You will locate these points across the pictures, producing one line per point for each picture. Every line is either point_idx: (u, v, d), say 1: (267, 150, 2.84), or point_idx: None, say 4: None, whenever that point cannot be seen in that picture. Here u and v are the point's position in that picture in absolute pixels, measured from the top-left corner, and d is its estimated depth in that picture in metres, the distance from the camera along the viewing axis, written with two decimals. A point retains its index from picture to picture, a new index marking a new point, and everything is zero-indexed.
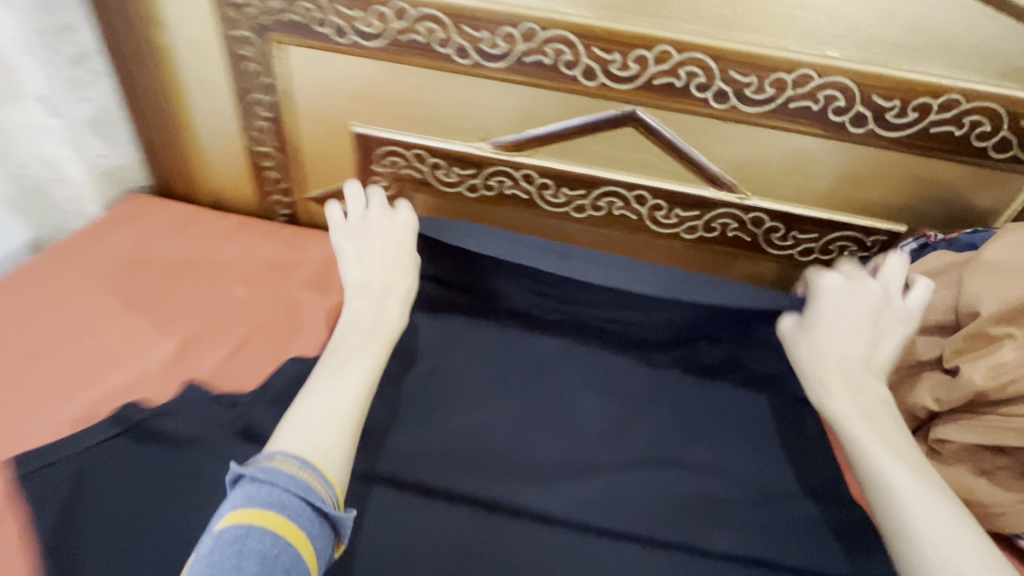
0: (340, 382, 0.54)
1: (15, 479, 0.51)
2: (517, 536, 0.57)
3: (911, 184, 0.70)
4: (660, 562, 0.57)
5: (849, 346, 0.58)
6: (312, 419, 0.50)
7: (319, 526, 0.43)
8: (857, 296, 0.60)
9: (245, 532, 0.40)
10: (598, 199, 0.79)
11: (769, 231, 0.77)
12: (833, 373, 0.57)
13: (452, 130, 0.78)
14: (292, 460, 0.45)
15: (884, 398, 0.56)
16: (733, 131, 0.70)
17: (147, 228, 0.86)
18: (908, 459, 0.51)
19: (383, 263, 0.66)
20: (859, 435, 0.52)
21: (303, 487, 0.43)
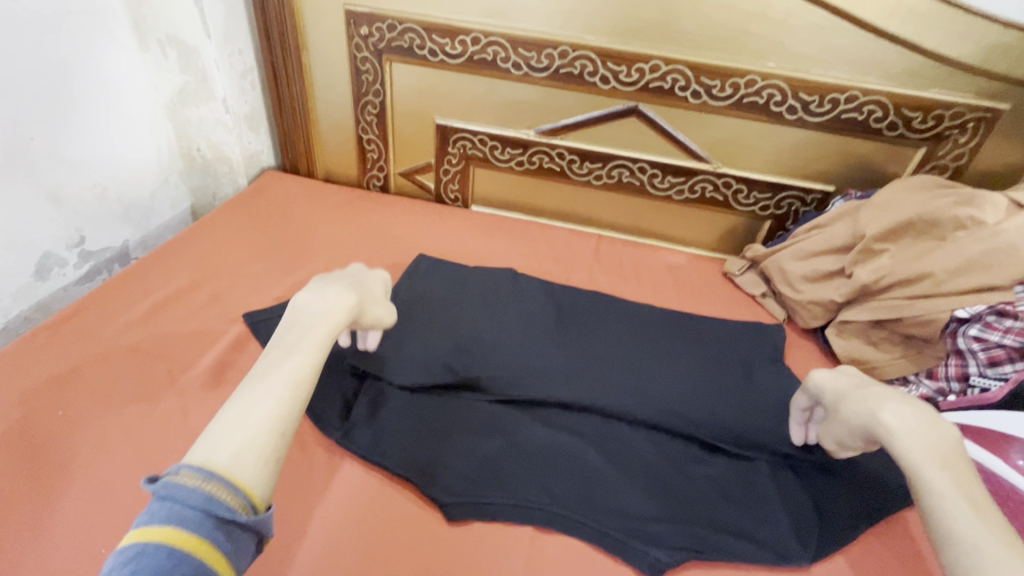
0: (289, 366, 0.55)
1: (251, 321, 0.82)
2: (523, 490, 0.66)
3: (834, 155, 0.99)
4: (648, 514, 0.65)
5: (897, 403, 0.58)
6: (264, 408, 0.50)
7: (224, 534, 0.42)
8: (869, 365, 0.66)
9: (141, 549, 0.40)
10: (611, 170, 1.09)
11: (736, 191, 1.06)
12: (892, 422, 0.56)
13: (506, 121, 1.10)
14: (193, 474, 0.44)
15: (962, 443, 0.54)
16: (706, 119, 0.99)
17: (288, 195, 1.20)
18: (978, 497, 0.49)
19: (347, 285, 0.69)
20: (929, 475, 0.51)
21: (203, 498, 0.43)
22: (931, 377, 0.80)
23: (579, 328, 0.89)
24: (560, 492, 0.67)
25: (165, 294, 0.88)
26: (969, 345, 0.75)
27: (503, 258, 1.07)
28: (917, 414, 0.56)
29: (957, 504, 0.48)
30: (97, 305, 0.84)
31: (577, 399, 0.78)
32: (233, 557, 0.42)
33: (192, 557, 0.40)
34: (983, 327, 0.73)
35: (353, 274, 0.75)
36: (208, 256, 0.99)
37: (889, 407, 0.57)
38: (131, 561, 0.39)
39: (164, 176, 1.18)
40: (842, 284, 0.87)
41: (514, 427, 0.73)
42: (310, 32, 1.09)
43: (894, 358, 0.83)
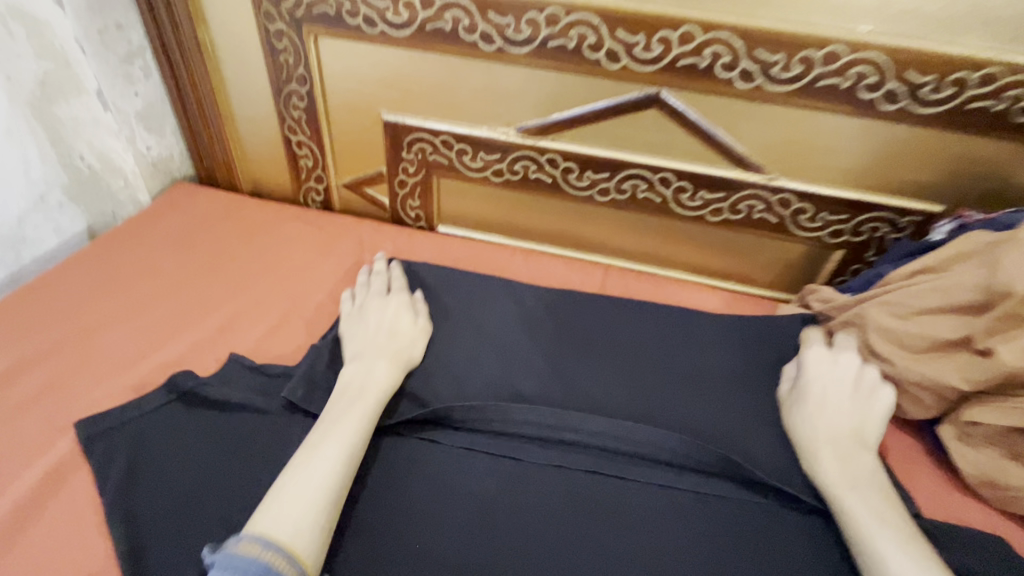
0: (342, 434, 0.54)
1: (80, 441, 0.56)
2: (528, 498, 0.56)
3: (947, 162, 0.68)
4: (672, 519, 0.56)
5: (832, 418, 0.61)
6: (324, 479, 0.50)
7: None
8: (846, 368, 0.64)
9: None
10: (622, 182, 0.80)
11: (797, 212, 0.76)
12: (826, 449, 0.58)
13: (477, 117, 0.80)
14: (256, 542, 0.44)
15: (874, 469, 0.57)
16: (760, 111, 0.69)
17: (196, 213, 0.92)
18: (899, 525, 0.51)
19: (382, 334, 0.66)
20: (845, 498, 0.54)
21: (261, 568, 0.43)
22: None
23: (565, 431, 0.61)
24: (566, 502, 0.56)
25: None
26: None
27: None
28: (837, 441, 0.59)
29: (883, 537, 0.50)
30: None
31: (588, 395, 0.66)
32: None
33: None
34: None
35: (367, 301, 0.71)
36: (62, 316, 0.72)
37: (817, 429, 0.60)
38: None
39: (39, 196, 0.86)
40: (970, 365, 0.58)
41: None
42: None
43: None
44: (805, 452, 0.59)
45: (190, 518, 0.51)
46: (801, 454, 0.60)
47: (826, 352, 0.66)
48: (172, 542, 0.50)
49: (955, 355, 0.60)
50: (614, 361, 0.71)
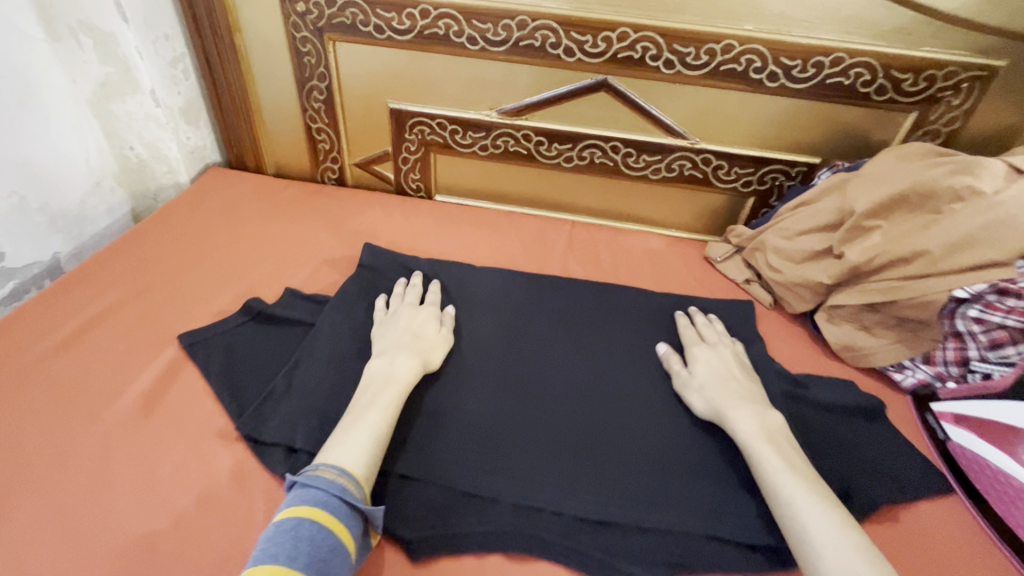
0: (369, 419, 0.61)
1: (183, 345, 0.75)
2: (519, 358, 0.76)
3: (820, 124, 0.91)
4: (628, 364, 0.77)
5: (727, 381, 0.70)
6: (360, 451, 0.58)
7: (352, 517, 0.53)
8: (721, 356, 0.74)
9: (297, 523, 0.50)
10: (583, 150, 1.01)
11: (716, 167, 0.99)
12: (738, 406, 0.65)
13: (466, 103, 1.01)
14: (332, 470, 0.55)
15: (779, 424, 0.64)
16: (681, 90, 0.92)
17: (234, 189, 1.11)
18: (795, 464, 0.59)
19: (405, 338, 0.73)
20: (760, 451, 0.60)
21: (339, 488, 0.54)
22: (928, 362, 0.75)
23: (548, 322, 0.82)
24: (545, 361, 0.76)
25: (91, 314, 0.80)
26: (969, 328, 0.70)
27: (469, 250, 0.99)
28: (749, 404, 0.66)
29: (787, 479, 0.57)
30: (12, 331, 0.76)
31: (560, 296, 0.87)
32: (356, 534, 0.53)
33: (334, 533, 0.51)
34: (983, 308, 0.68)
35: (393, 315, 0.78)
36: (142, 267, 0.90)
37: (722, 390, 0.68)
38: (289, 531, 0.50)
39: (96, 180, 1.04)
40: (831, 265, 0.81)
41: (485, 420, 0.68)
42: (242, 11, 0.98)
43: (888, 342, 0.77)
44: (718, 414, 0.66)
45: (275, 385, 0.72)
46: (715, 413, 0.66)
47: (706, 348, 0.75)
48: (288, 399, 0.69)
49: (822, 259, 0.83)
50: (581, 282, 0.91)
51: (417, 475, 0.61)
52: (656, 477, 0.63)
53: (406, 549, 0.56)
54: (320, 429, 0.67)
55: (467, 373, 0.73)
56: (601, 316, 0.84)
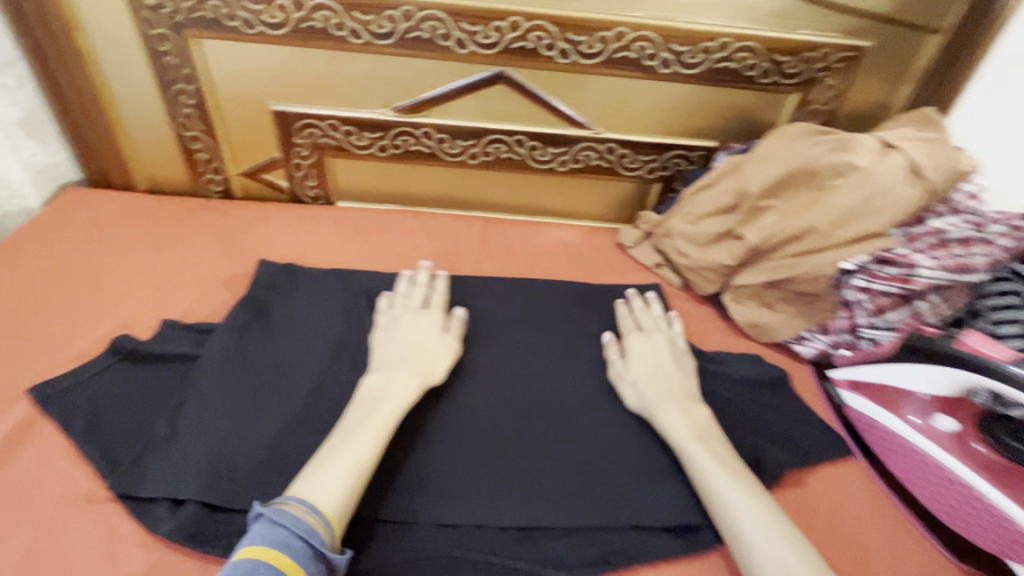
0: (348, 449, 0.56)
1: (35, 400, 0.64)
2: (431, 365, 0.72)
3: (713, 108, 0.93)
4: (545, 360, 0.75)
5: (658, 377, 0.69)
6: (337, 484, 0.53)
7: (314, 565, 0.48)
8: (656, 344, 0.74)
9: (255, 566, 0.45)
10: (487, 145, 0.98)
11: (621, 156, 0.99)
12: (666, 404, 0.65)
13: (358, 101, 0.94)
14: (302, 504, 0.50)
15: (707, 419, 0.65)
16: (579, 79, 0.90)
17: (95, 211, 0.96)
18: (726, 460, 0.60)
19: (403, 350, 0.69)
20: (690, 449, 0.60)
21: (306, 529, 0.49)
22: (824, 332, 0.79)
23: (462, 328, 0.78)
24: (459, 364, 0.73)
25: None
26: (856, 297, 0.74)
27: (375, 258, 0.92)
28: (676, 399, 0.66)
29: (712, 472, 0.58)
30: None
31: (473, 296, 0.84)
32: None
33: None
34: (867, 278, 0.73)
35: (401, 322, 0.73)
36: None
37: (654, 389, 0.68)
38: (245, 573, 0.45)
39: None
40: (732, 247, 0.83)
41: (397, 435, 0.64)
42: (80, 6, 0.85)
43: (788, 317, 0.81)
44: (649, 411, 0.66)
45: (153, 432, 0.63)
46: (648, 415, 0.66)
47: (641, 336, 0.75)
48: (171, 447, 0.60)
49: (725, 241, 0.85)
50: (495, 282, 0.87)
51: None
52: (581, 476, 0.62)
53: None
54: (214, 474, 0.58)
55: (378, 391, 0.68)
56: (518, 317, 0.81)
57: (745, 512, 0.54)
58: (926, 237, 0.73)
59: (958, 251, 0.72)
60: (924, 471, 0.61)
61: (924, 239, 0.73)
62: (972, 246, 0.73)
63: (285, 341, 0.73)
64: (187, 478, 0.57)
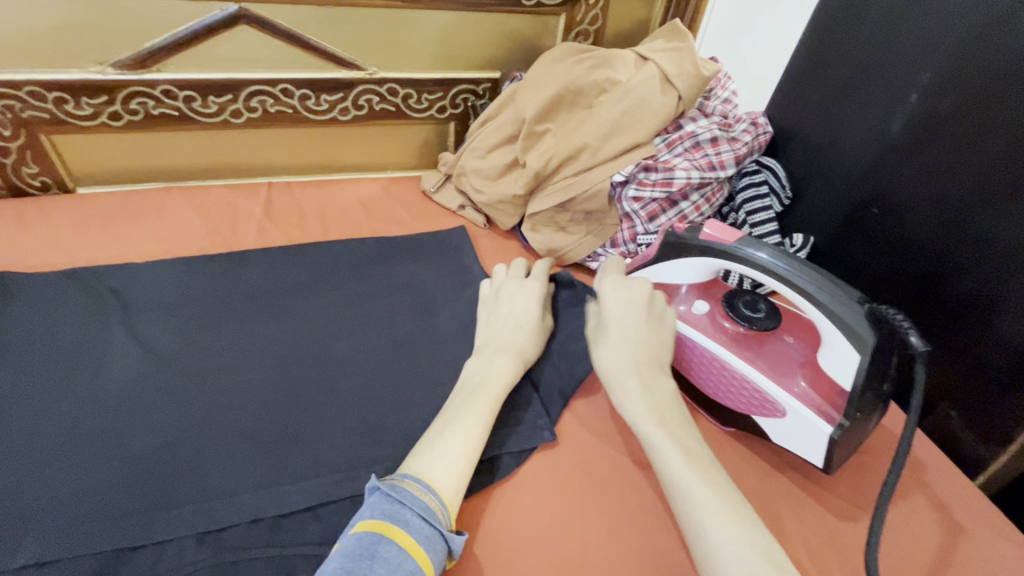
0: (466, 436, 0.54)
1: None
2: (199, 358, 0.63)
3: (487, 37, 0.91)
4: (339, 326, 0.69)
5: (627, 342, 0.59)
6: (453, 474, 0.51)
7: (437, 543, 0.46)
8: (635, 294, 0.62)
9: (380, 541, 0.43)
10: (249, 99, 0.86)
11: (405, 97, 0.93)
12: (629, 379, 0.57)
13: (62, 59, 0.76)
14: (418, 484, 0.49)
15: (672, 393, 0.58)
16: (335, 13, 0.82)
17: None
18: (688, 447, 0.53)
19: (507, 330, 0.66)
20: (650, 435, 0.54)
21: (422, 506, 0.47)
22: (614, 245, 0.82)
23: (239, 311, 0.69)
24: (236, 347, 0.65)
25: None
26: (631, 208, 0.78)
27: (131, 249, 0.78)
28: (640, 369, 0.58)
29: (667, 456, 0.52)
30: None
31: (253, 273, 0.75)
32: (435, 562, 0.45)
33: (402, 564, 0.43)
34: (637, 188, 0.76)
35: (510, 292, 0.70)
36: None
37: (626, 355, 0.59)
38: (369, 548, 0.43)
39: None
40: (520, 175, 0.83)
41: (155, 444, 0.55)
42: None
43: (581, 236, 0.83)
44: (611, 387, 0.58)
45: None
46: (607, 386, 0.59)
47: (616, 282, 0.64)
48: None
49: (514, 171, 0.84)
50: (280, 253, 0.78)
51: (49, 557, 0.46)
52: (374, 438, 0.58)
53: None
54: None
55: (123, 405, 0.57)
56: (307, 287, 0.74)
57: (711, 509, 0.48)
58: (682, 141, 0.78)
59: (709, 150, 0.78)
60: (687, 354, 0.65)
61: (681, 142, 0.78)
62: (721, 144, 0.79)
63: None
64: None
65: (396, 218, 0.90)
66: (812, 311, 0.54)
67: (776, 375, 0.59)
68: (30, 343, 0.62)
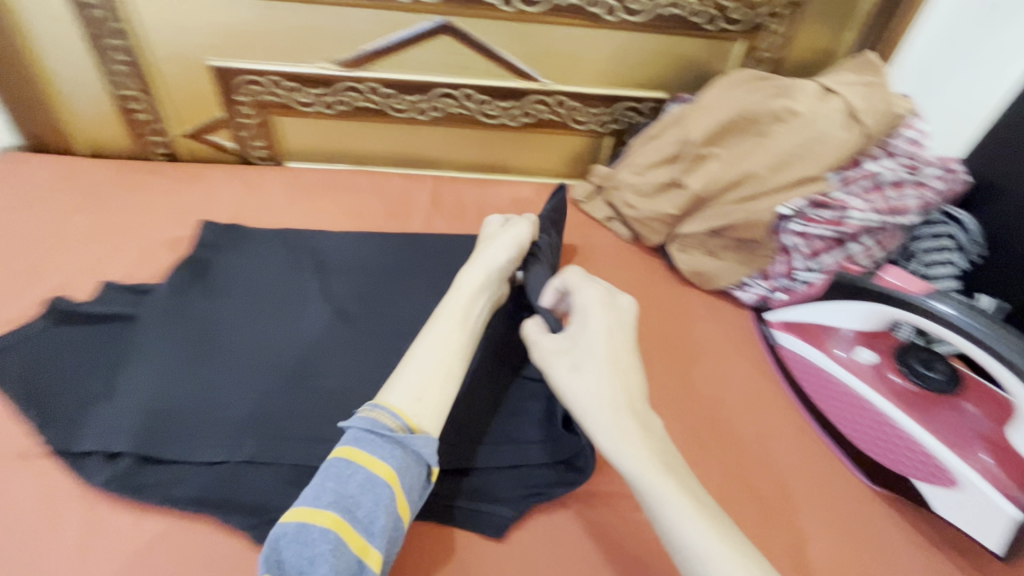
0: (431, 342, 0.58)
1: None
2: (374, 320, 0.73)
3: (661, 58, 0.93)
4: None
5: (622, 371, 0.53)
6: (415, 388, 0.53)
7: (393, 451, 0.49)
8: (620, 316, 0.57)
9: (330, 464, 0.48)
10: (436, 100, 0.96)
11: (571, 109, 0.98)
12: (623, 415, 0.50)
13: (298, 55, 0.91)
14: (367, 407, 0.52)
15: (660, 430, 0.52)
16: (524, 28, 0.89)
17: (34, 174, 0.91)
18: (697, 496, 0.47)
19: (495, 252, 0.69)
20: (658, 483, 0.47)
21: (371, 423, 0.50)
22: (765, 278, 0.80)
23: (406, 283, 0.78)
24: (402, 314, 0.74)
25: None
26: (793, 242, 0.76)
27: (324, 219, 0.91)
28: (636, 403, 0.52)
29: (678, 510, 0.46)
30: None
31: (419, 252, 0.84)
32: (398, 466, 0.49)
33: (354, 475, 0.47)
34: (803, 223, 0.74)
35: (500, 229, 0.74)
36: None
37: (616, 385, 0.52)
38: (323, 471, 0.48)
39: None
40: (676, 196, 0.83)
41: (338, 384, 0.64)
42: None
43: (730, 264, 0.82)
44: (592, 422, 0.51)
45: (86, 388, 0.62)
46: (590, 422, 0.51)
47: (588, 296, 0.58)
48: (108, 400, 0.60)
49: (669, 191, 0.85)
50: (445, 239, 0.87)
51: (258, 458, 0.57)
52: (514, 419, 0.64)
53: (250, 537, 0.52)
54: (147, 425, 0.58)
55: (315, 348, 0.68)
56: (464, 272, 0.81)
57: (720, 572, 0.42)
58: (861, 180, 0.73)
59: (890, 193, 0.74)
60: (846, 405, 0.63)
61: (859, 182, 0.74)
62: (905, 188, 0.74)
63: (227, 299, 0.73)
64: (121, 431, 0.57)
65: None
66: (1017, 390, 0.49)
67: (953, 445, 0.55)
68: (249, 283, 0.76)
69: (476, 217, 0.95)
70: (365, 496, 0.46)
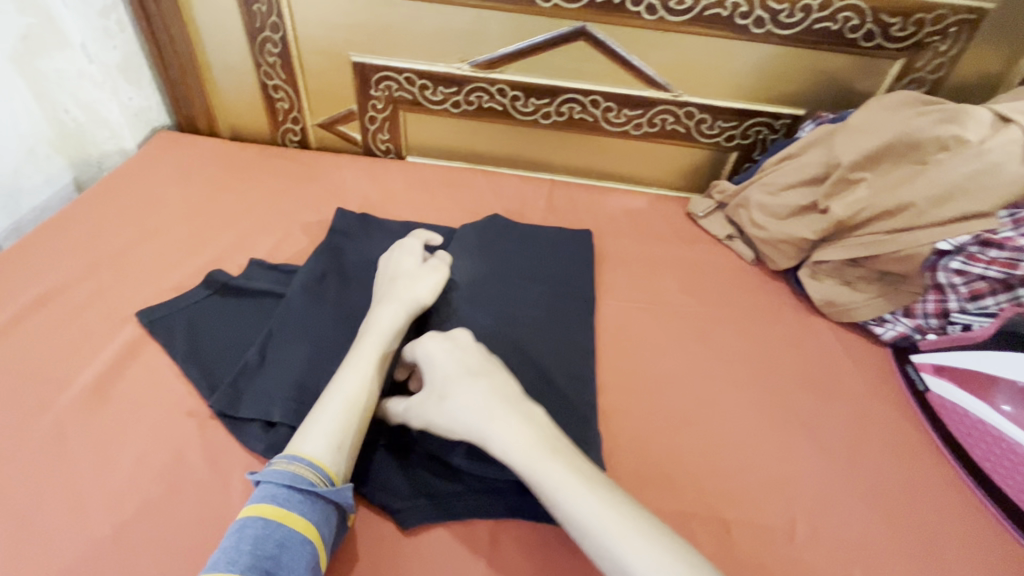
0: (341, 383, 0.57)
1: (143, 325, 0.70)
2: None
3: (806, 74, 0.89)
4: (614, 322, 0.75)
5: (463, 392, 0.55)
6: (333, 436, 0.53)
7: (309, 506, 0.48)
8: (457, 349, 0.59)
9: (247, 523, 0.46)
10: (561, 105, 0.97)
11: (699, 121, 0.96)
12: (496, 423, 0.52)
13: (436, 54, 0.93)
14: (283, 458, 0.50)
15: (549, 434, 0.52)
16: (664, 38, 0.87)
17: (187, 152, 0.99)
18: (591, 486, 0.47)
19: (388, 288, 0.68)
20: (554, 477, 0.48)
21: (288, 477, 0.49)
22: (909, 315, 0.76)
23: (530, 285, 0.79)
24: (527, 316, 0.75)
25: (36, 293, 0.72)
26: (949, 280, 0.70)
27: (446, 214, 0.94)
28: (514, 409, 0.53)
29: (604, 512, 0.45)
30: None
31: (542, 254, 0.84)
32: (317, 522, 0.48)
33: (278, 530, 0.45)
34: (966, 260, 0.68)
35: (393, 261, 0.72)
36: (94, 239, 0.81)
37: (471, 400, 0.54)
38: (239, 530, 0.46)
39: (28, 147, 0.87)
40: (816, 220, 0.79)
41: None
42: None
43: (870, 296, 0.78)
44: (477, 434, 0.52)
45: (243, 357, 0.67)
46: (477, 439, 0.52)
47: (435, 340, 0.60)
48: (263, 371, 0.64)
49: (807, 215, 0.81)
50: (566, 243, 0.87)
51: None
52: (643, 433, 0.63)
53: (394, 519, 0.55)
54: (299, 400, 0.62)
55: None
56: (586, 279, 0.81)
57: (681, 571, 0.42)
58: None
59: None
60: (1011, 461, 0.61)
61: None
62: None
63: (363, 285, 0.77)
64: (276, 402, 0.61)
65: (661, 233, 0.94)
66: None
67: None
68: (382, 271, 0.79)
69: (592, 223, 0.95)
70: (286, 552, 0.45)
